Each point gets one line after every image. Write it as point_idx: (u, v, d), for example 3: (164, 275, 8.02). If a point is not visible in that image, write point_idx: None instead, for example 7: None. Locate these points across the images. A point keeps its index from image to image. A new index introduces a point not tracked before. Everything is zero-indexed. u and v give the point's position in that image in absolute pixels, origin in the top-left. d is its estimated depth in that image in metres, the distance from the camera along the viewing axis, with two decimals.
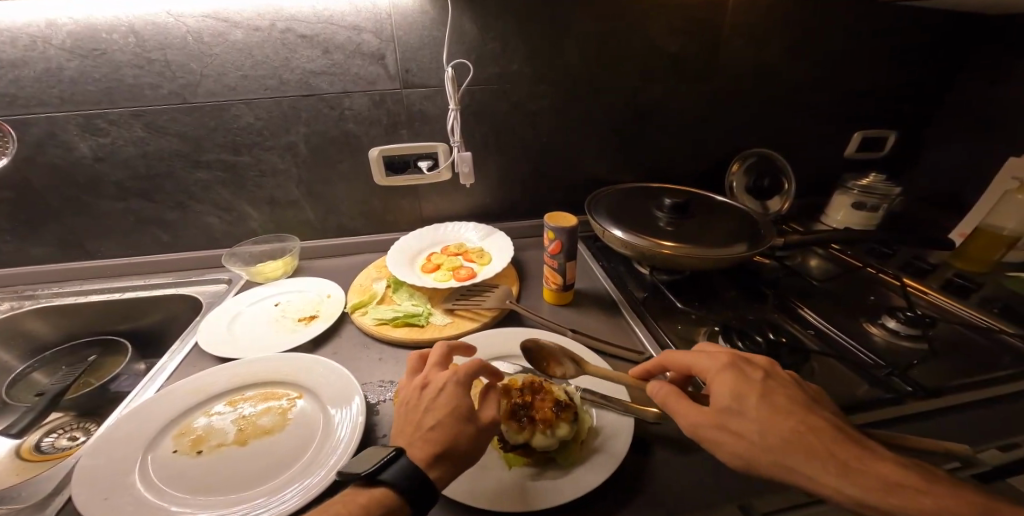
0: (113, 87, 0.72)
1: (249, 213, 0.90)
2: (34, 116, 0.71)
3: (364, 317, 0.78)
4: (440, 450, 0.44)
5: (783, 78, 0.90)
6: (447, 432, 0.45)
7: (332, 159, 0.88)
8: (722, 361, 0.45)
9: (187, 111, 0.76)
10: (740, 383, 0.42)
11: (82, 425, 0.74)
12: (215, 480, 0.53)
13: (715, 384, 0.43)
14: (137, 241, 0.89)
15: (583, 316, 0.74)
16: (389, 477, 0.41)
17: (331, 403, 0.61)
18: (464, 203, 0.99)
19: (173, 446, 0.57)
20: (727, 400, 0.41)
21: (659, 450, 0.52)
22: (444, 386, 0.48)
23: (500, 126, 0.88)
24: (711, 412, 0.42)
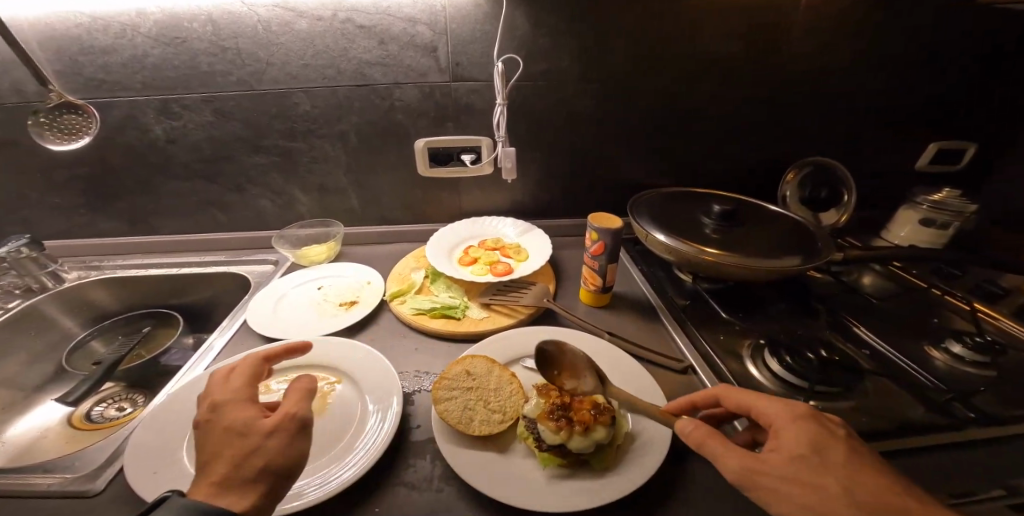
0: (190, 73, 0.75)
1: (298, 198, 0.94)
2: (115, 100, 0.76)
3: (402, 306, 0.79)
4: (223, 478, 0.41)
5: (851, 81, 0.85)
6: (225, 456, 0.42)
7: (379, 149, 0.90)
8: (796, 410, 0.42)
9: (251, 97, 0.80)
10: (816, 433, 0.40)
11: (129, 395, 0.80)
12: None
13: (786, 431, 0.41)
14: (196, 220, 0.93)
15: (620, 319, 0.73)
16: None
17: (371, 390, 0.62)
18: (503, 198, 0.99)
19: (218, 424, 0.60)
20: (802, 450, 0.39)
21: (696, 460, 0.50)
22: (219, 413, 0.46)
23: (545, 122, 0.88)
24: (781, 459, 0.39)
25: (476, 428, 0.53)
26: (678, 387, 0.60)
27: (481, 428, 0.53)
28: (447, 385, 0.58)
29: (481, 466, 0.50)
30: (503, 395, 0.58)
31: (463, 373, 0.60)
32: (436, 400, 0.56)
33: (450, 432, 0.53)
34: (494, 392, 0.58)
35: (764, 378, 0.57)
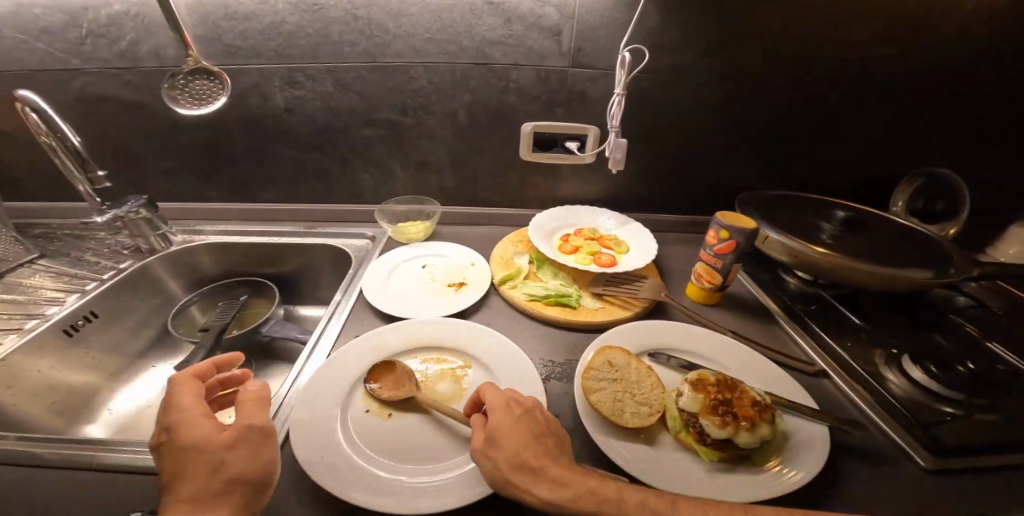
0: (320, 43, 0.75)
1: (397, 174, 0.93)
2: (245, 67, 0.76)
3: (514, 291, 0.80)
4: (188, 498, 0.40)
5: (973, 81, 0.82)
6: (196, 469, 0.41)
7: (486, 130, 0.89)
8: (514, 409, 0.50)
9: (372, 70, 0.78)
10: (523, 431, 0.48)
11: None
12: (411, 446, 0.54)
13: (517, 431, 0.48)
14: (296, 191, 0.93)
15: (737, 319, 0.75)
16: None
17: (507, 377, 0.62)
18: (599, 187, 0.99)
19: (362, 406, 0.59)
20: (534, 455, 0.46)
21: (848, 463, 0.52)
22: (191, 421, 0.44)
23: (659, 113, 0.86)
24: (547, 469, 0.45)
25: (630, 420, 0.54)
26: (813, 388, 0.62)
27: (633, 420, 0.54)
28: (594, 376, 0.58)
29: (647, 458, 0.50)
30: (646, 388, 0.58)
31: (606, 364, 0.61)
32: (586, 390, 0.56)
33: (607, 423, 0.54)
34: (637, 384, 0.58)
35: (899, 384, 0.61)
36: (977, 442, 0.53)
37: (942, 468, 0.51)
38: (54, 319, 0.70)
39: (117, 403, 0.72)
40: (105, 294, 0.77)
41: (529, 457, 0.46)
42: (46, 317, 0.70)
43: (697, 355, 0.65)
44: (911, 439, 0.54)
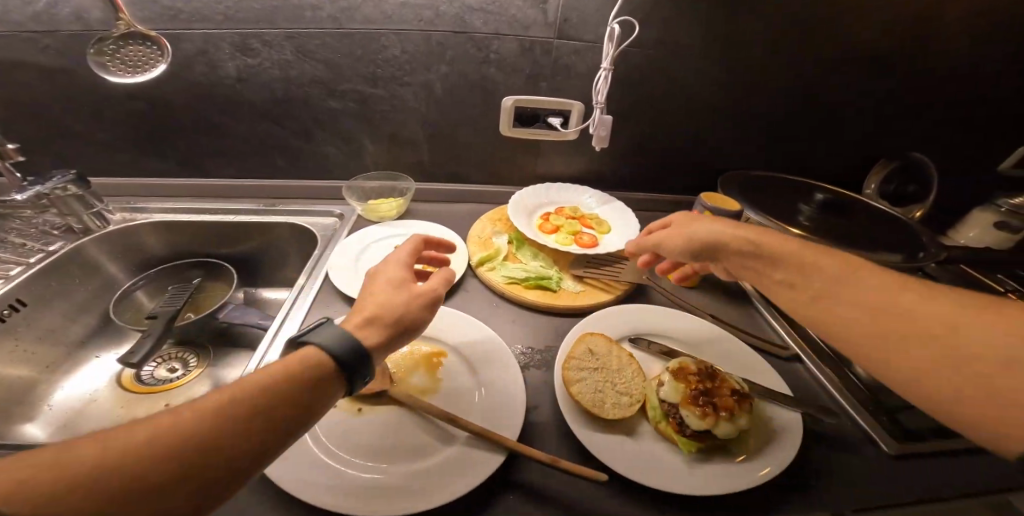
0: (277, 6, 0.68)
1: (368, 148, 0.88)
2: (190, 33, 0.69)
3: (493, 273, 0.78)
4: (372, 310, 0.46)
5: (973, 82, 0.85)
6: (386, 295, 0.48)
7: (464, 103, 0.85)
8: (687, 215, 0.64)
9: (340, 37, 0.72)
10: (703, 223, 0.60)
11: (181, 355, 0.75)
12: (388, 446, 0.52)
13: (688, 225, 0.61)
14: (255, 165, 0.87)
15: (713, 301, 0.77)
16: (314, 340, 0.41)
17: (486, 370, 0.61)
18: (580, 164, 0.96)
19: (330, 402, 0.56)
20: (703, 230, 0.59)
21: (814, 448, 0.55)
22: (402, 262, 0.53)
23: (644, 90, 0.84)
24: (722, 232, 0.57)
25: (611, 412, 0.55)
26: (785, 371, 0.65)
27: (615, 411, 0.55)
28: (575, 366, 0.59)
29: (630, 451, 0.52)
30: (628, 378, 0.59)
31: (587, 353, 0.61)
32: (567, 381, 0.57)
33: (589, 416, 0.54)
34: (619, 374, 0.59)
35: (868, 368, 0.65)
36: (934, 426, 0.58)
37: (903, 453, 0.55)
38: None
39: (59, 398, 0.66)
40: (29, 282, 0.68)
41: (696, 236, 0.60)
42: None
43: (677, 341, 0.67)
44: (876, 426, 0.57)
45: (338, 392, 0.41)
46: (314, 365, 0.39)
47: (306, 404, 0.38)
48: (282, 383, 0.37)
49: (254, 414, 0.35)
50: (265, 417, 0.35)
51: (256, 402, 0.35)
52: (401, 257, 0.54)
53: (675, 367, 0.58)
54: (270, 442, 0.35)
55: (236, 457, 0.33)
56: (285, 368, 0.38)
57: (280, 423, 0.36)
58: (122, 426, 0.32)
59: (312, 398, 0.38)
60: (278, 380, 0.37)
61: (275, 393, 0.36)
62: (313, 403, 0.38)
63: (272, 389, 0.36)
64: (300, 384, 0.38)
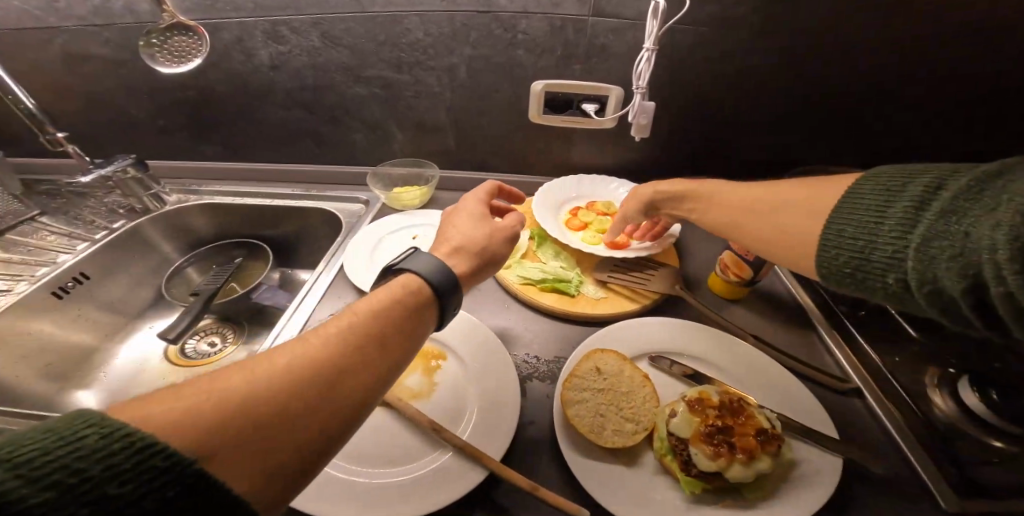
0: None
1: (395, 135, 0.87)
2: (225, 22, 0.70)
3: (508, 272, 0.73)
4: (459, 242, 0.55)
5: (973, 82, 0.70)
6: (465, 250, 0.54)
7: (490, 87, 0.80)
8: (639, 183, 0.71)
9: (363, 21, 0.71)
10: (654, 188, 0.68)
11: (219, 330, 0.81)
12: (371, 444, 0.52)
13: (638, 192, 0.70)
14: (289, 151, 0.90)
15: (760, 318, 0.66)
16: (412, 269, 0.46)
17: (483, 379, 0.58)
18: (617, 155, 0.88)
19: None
20: (655, 192, 0.67)
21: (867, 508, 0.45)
22: (473, 216, 0.59)
23: (693, 71, 0.73)
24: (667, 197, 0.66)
25: (609, 438, 0.50)
26: (842, 408, 0.54)
27: (613, 439, 0.50)
28: (576, 385, 0.54)
29: (626, 485, 0.47)
30: (636, 402, 0.53)
31: (592, 370, 0.56)
32: (563, 401, 0.52)
33: (583, 440, 0.50)
34: (625, 396, 0.54)
35: (946, 408, 0.52)
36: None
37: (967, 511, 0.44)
38: (46, 280, 0.72)
39: (115, 364, 0.75)
40: (93, 255, 0.77)
41: (644, 199, 0.68)
42: (35, 278, 0.72)
43: (706, 363, 0.58)
44: (935, 475, 0.46)
45: (436, 318, 0.45)
46: (413, 294, 0.43)
47: (410, 330, 0.41)
48: (390, 310, 0.41)
49: (373, 335, 0.38)
50: (383, 339, 0.38)
51: (373, 328, 0.38)
52: (470, 211, 0.60)
53: (694, 399, 0.50)
54: (389, 363, 0.38)
55: (368, 375, 0.36)
56: (389, 297, 0.42)
57: (394, 346, 0.39)
58: (257, 360, 0.33)
59: (416, 324, 0.42)
60: (384, 308, 0.40)
61: (386, 319, 0.40)
62: (418, 328, 0.42)
63: (385, 317, 0.40)
64: (404, 311, 0.42)
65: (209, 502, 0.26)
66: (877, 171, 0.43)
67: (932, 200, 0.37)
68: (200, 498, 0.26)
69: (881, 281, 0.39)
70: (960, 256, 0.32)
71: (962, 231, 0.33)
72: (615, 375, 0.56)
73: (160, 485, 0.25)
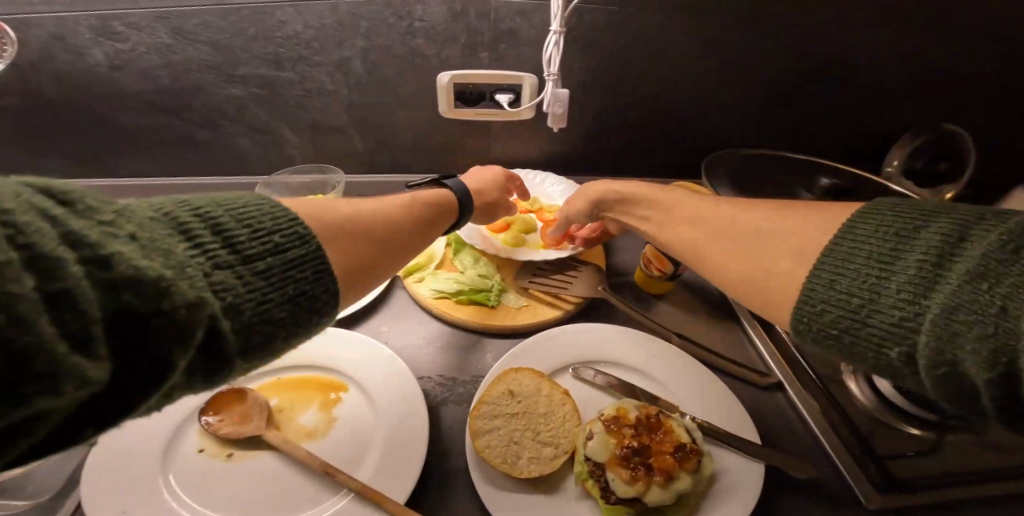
0: None
1: (287, 139, 0.77)
2: (38, 16, 0.60)
3: (420, 285, 0.67)
4: (476, 186, 0.63)
5: (970, 81, 0.73)
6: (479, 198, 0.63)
7: (391, 82, 0.72)
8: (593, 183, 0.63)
9: (222, 14, 0.62)
10: (608, 190, 0.59)
11: None
12: (252, 502, 0.44)
13: (590, 190, 0.62)
14: (160, 162, 0.78)
15: (685, 313, 0.64)
16: (451, 185, 0.57)
17: (388, 409, 0.50)
18: (540, 148, 0.82)
19: (199, 444, 0.48)
20: (614, 192, 0.59)
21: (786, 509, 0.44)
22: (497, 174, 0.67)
23: (606, 57, 0.69)
24: (623, 200, 0.57)
25: (525, 468, 0.45)
26: (763, 405, 0.53)
27: (530, 468, 0.45)
28: (486, 412, 0.49)
29: None
30: (555, 422, 0.50)
31: (505, 394, 0.51)
32: (473, 434, 0.47)
33: (496, 476, 0.45)
34: (543, 417, 0.50)
35: (862, 396, 0.52)
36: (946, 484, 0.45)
37: (888, 508, 0.43)
38: None
39: None
40: None
41: (597, 196, 0.60)
42: None
43: (630, 369, 0.55)
44: (857, 473, 0.45)
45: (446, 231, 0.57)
46: (443, 208, 0.54)
47: (433, 231, 0.51)
48: (423, 210, 0.50)
49: (410, 223, 0.47)
50: (416, 229, 0.47)
51: (411, 216, 0.47)
52: (496, 174, 0.67)
53: (609, 418, 0.47)
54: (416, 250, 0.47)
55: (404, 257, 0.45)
56: (421, 200, 0.51)
57: (422, 238, 0.48)
58: (329, 204, 0.39)
59: (436, 228, 0.52)
60: (420, 208, 0.50)
61: (421, 217, 0.49)
62: (436, 231, 0.52)
63: (418, 213, 0.49)
64: (432, 215, 0.51)
65: (323, 285, 0.32)
66: (878, 204, 0.32)
67: (955, 251, 0.25)
68: (322, 276, 0.32)
69: (868, 348, 0.28)
70: (992, 338, 0.21)
71: (999, 303, 0.22)
72: (531, 395, 0.51)
73: (303, 257, 0.30)
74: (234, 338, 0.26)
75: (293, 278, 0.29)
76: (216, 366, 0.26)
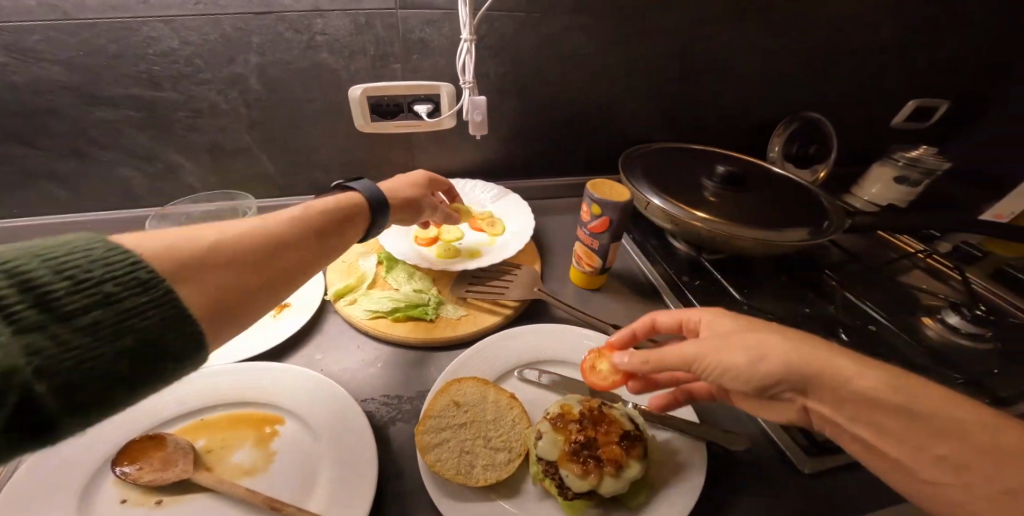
0: None
1: (183, 165, 0.72)
2: None
3: (353, 307, 0.63)
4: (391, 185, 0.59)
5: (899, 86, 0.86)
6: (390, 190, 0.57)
7: (297, 98, 0.68)
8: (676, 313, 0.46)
9: (74, 31, 0.56)
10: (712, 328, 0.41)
11: None
12: None
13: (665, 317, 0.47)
14: (28, 198, 0.70)
15: (618, 304, 0.67)
16: (356, 187, 0.52)
17: (334, 431, 0.47)
18: (466, 157, 0.82)
19: (119, 494, 0.42)
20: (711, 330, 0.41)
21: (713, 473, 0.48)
22: (416, 176, 0.62)
23: (518, 64, 0.70)
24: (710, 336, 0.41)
25: (479, 476, 0.44)
26: None
27: (485, 475, 0.45)
28: (432, 426, 0.48)
29: None
30: (504, 427, 0.50)
31: (451, 406, 0.50)
32: (422, 449, 0.45)
33: (451, 488, 0.44)
34: (492, 424, 0.49)
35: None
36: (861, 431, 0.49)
37: (818, 469, 0.48)
38: None
39: None
40: None
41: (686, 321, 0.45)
42: None
43: (572, 365, 0.57)
44: (787, 440, 0.50)
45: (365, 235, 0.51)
46: (353, 213, 0.49)
47: (342, 238, 0.47)
48: (329, 216, 0.46)
49: (306, 235, 0.42)
50: (314, 239, 0.43)
51: (308, 224, 0.43)
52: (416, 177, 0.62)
53: (553, 418, 0.48)
54: (320, 261, 0.44)
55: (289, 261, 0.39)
56: (326, 205, 0.46)
57: (326, 246, 0.44)
58: (203, 227, 0.36)
59: (348, 234, 0.48)
60: (322, 214, 0.45)
61: (322, 225, 0.45)
62: (343, 240, 0.47)
63: (316, 222, 0.44)
64: (340, 222, 0.47)
65: (168, 330, 0.30)
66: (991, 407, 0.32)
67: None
68: (165, 319, 0.30)
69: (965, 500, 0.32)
70: None
71: None
72: (481, 403, 0.51)
73: (144, 303, 0.29)
74: (51, 399, 0.25)
75: (125, 328, 0.28)
76: (45, 430, 0.25)
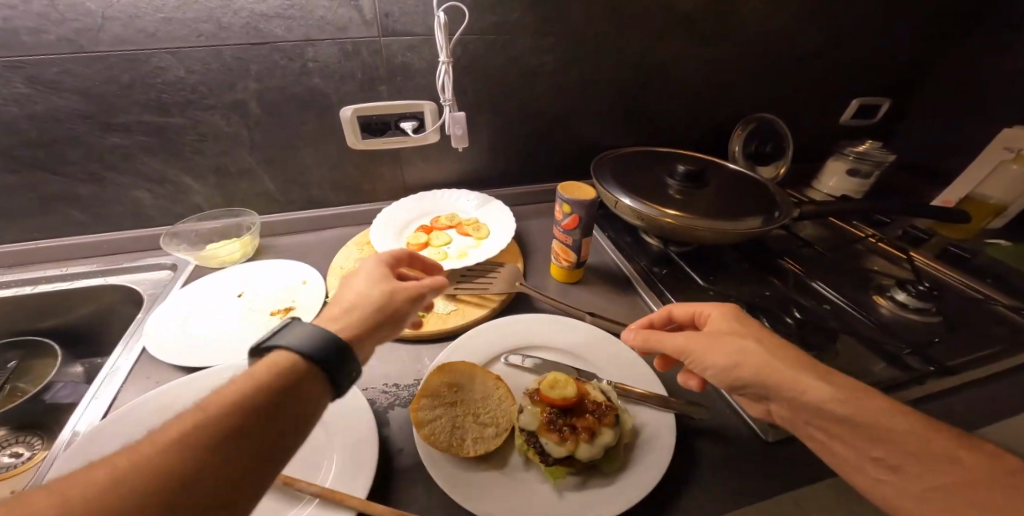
0: None
1: (190, 186, 0.78)
2: None
3: None
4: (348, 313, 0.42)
5: (830, 87, 0.98)
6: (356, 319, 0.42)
7: (292, 119, 0.75)
8: (692, 304, 0.52)
9: (88, 62, 0.62)
10: (717, 319, 0.48)
11: (23, 439, 0.66)
12: None
13: (681, 307, 0.53)
14: (46, 221, 0.76)
15: (597, 295, 0.72)
16: (285, 342, 0.36)
17: (339, 417, 0.51)
18: (451, 168, 0.89)
19: None
20: (720, 324, 0.48)
21: (685, 445, 0.52)
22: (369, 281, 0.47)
23: (493, 81, 0.78)
24: (711, 331, 0.47)
25: (470, 448, 0.48)
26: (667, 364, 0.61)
27: (475, 447, 0.49)
28: (426, 405, 0.52)
29: (493, 495, 0.45)
30: (490, 406, 0.54)
31: (443, 387, 0.55)
32: (418, 423, 0.50)
33: (445, 460, 0.47)
34: (482, 402, 0.54)
35: None
36: None
37: (783, 438, 0.52)
38: None
39: None
40: None
41: (698, 311, 0.51)
42: None
43: (557, 350, 0.62)
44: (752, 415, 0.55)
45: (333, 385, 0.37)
46: (301, 370, 0.35)
47: (297, 416, 0.34)
48: (262, 394, 0.32)
49: (235, 437, 0.30)
50: (247, 437, 0.30)
51: (233, 426, 0.30)
52: (367, 279, 0.47)
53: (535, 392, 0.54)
54: (255, 465, 0.30)
55: (229, 480, 0.29)
56: (274, 380, 0.34)
57: (272, 439, 0.32)
58: (115, 461, 0.27)
59: (302, 407, 0.34)
60: (256, 394, 0.32)
61: (257, 414, 0.32)
62: (303, 417, 0.34)
63: (250, 414, 0.31)
64: (287, 396, 0.33)
65: None
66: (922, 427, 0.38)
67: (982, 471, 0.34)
68: None
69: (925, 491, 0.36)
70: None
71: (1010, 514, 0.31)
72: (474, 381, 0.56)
73: None
74: None
75: None
76: None
